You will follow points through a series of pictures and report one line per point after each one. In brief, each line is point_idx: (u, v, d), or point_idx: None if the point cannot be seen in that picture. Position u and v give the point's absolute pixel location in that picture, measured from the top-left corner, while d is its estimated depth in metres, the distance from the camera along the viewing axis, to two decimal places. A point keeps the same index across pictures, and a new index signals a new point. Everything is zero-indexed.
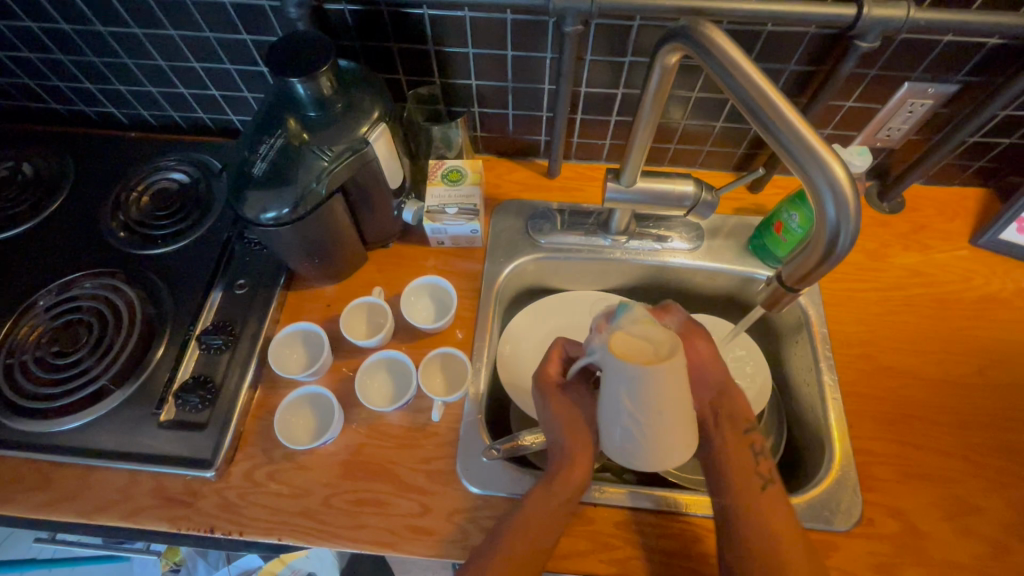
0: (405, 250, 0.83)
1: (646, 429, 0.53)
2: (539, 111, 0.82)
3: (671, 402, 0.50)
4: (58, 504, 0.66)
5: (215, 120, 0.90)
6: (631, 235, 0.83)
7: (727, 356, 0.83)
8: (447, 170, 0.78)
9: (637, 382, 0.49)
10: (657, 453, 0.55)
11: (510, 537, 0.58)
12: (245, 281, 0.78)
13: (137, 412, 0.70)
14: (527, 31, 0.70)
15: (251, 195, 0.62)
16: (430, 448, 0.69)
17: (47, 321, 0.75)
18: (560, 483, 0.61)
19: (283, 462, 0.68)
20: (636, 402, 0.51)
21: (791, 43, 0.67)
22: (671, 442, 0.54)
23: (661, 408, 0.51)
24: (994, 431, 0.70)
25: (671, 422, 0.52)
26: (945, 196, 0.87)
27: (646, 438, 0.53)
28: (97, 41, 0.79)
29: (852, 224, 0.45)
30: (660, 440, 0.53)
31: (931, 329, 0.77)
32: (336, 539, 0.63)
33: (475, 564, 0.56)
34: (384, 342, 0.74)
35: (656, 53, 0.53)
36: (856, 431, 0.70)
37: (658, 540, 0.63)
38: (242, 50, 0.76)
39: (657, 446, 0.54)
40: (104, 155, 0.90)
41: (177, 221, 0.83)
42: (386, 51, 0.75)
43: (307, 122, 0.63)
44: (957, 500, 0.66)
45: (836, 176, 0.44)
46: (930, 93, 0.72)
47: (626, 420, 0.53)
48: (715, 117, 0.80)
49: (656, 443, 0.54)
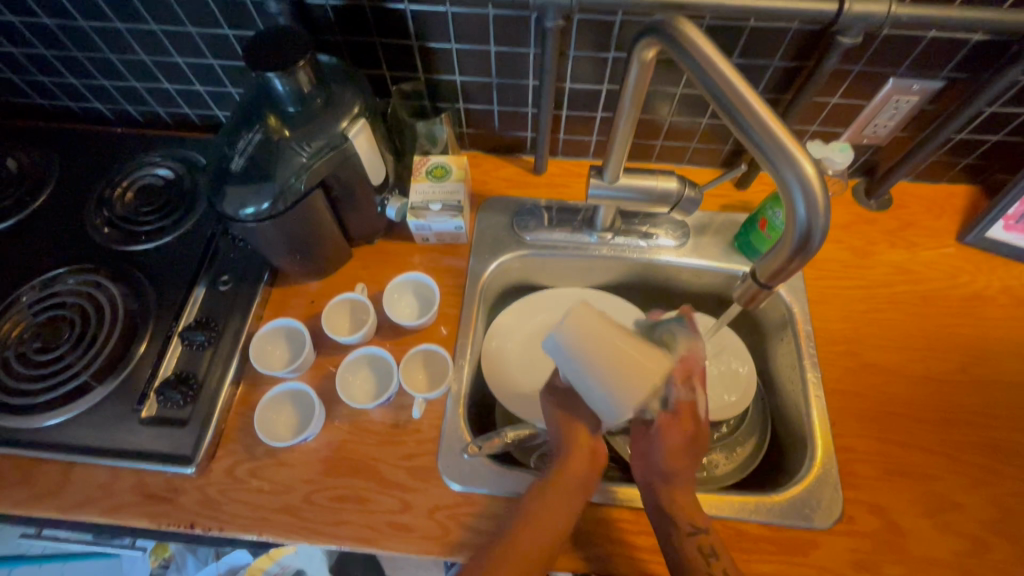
0: (390, 246, 0.82)
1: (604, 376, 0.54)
2: (525, 107, 0.82)
3: (603, 339, 0.54)
4: (39, 500, 0.66)
5: (200, 115, 0.90)
6: (617, 232, 0.83)
7: (712, 354, 0.83)
8: (432, 166, 0.78)
9: (558, 341, 0.55)
10: (636, 389, 0.54)
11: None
12: (229, 277, 0.78)
13: (118, 409, 0.70)
14: (510, 26, 0.70)
15: (230, 191, 0.61)
16: (412, 444, 0.69)
17: (30, 316, 0.75)
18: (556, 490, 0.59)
19: (264, 458, 0.68)
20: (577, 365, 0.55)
21: (775, 39, 0.67)
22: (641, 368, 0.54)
23: (597, 352, 0.54)
24: (976, 428, 0.70)
25: (618, 359, 0.54)
26: (933, 193, 0.86)
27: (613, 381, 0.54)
28: (79, 36, 0.78)
29: (822, 221, 0.45)
30: (625, 374, 0.53)
31: (915, 327, 0.77)
32: (317, 535, 0.63)
33: None
34: (367, 338, 0.74)
35: (632, 48, 0.53)
36: (838, 428, 0.70)
37: (636, 537, 0.63)
38: (224, 45, 0.76)
39: (627, 381, 0.54)
40: (89, 150, 0.90)
41: (162, 217, 0.83)
42: (369, 46, 0.75)
43: (287, 117, 0.63)
44: (938, 497, 0.66)
45: (806, 173, 0.44)
46: (916, 90, 0.71)
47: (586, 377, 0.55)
48: (701, 113, 0.79)
49: (626, 385, 0.54)
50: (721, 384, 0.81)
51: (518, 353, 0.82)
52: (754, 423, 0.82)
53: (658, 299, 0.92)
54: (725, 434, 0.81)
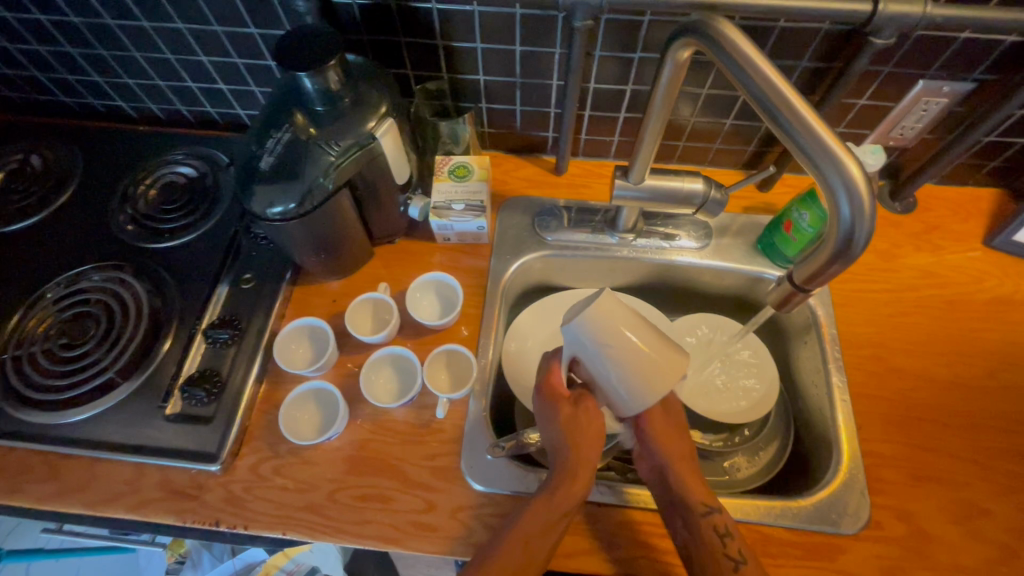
0: (412, 246, 0.82)
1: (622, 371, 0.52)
2: (547, 107, 0.82)
3: (625, 327, 0.52)
4: (64, 496, 0.66)
5: (222, 114, 0.90)
6: (639, 233, 0.82)
7: (734, 357, 0.83)
8: (454, 166, 0.78)
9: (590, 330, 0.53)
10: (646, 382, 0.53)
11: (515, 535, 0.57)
12: (252, 275, 0.78)
13: (143, 406, 0.70)
14: (536, 25, 0.70)
15: (259, 189, 0.62)
16: (434, 444, 0.68)
17: (56, 313, 0.76)
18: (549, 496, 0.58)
19: (287, 456, 0.68)
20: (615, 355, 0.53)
21: (804, 40, 0.66)
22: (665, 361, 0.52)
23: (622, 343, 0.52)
24: (1004, 434, 0.69)
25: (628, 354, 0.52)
26: (958, 196, 0.85)
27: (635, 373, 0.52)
28: (105, 34, 0.79)
29: (868, 221, 0.45)
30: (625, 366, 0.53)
31: (941, 331, 0.76)
32: (340, 534, 0.63)
33: (479, 562, 0.56)
34: (389, 338, 0.74)
35: (667, 48, 0.52)
36: (864, 432, 0.69)
37: (660, 540, 0.63)
38: (249, 44, 0.76)
39: (653, 376, 0.52)
40: (113, 148, 0.91)
41: (185, 215, 0.83)
42: (394, 45, 0.75)
43: (315, 116, 0.63)
44: (966, 504, 0.65)
45: (850, 175, 0.44)
46: (945, 91, 0.71)
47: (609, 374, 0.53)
48: (725, 114, 0.79)
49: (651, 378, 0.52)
50: (743, 386, 0.81)
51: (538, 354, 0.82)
52: (777, 425, 0.81)
53: (678, 301, 0.92)
54: (746, 438, 0.80)
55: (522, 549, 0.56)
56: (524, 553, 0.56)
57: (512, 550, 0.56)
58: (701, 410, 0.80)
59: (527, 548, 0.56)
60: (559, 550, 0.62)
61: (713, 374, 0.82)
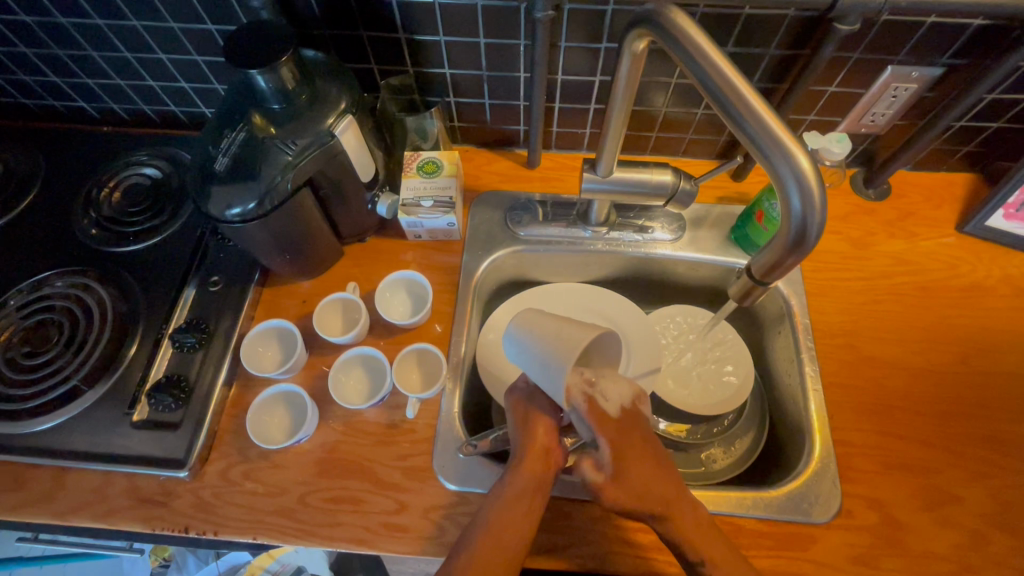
0: (383, 244, 0.81)
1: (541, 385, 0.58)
2: (516, 100, 0.80)
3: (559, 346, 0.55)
4: (31, 506, 0.66)
5: (187, 113, 0.89)
6: (612, 226, 0.82)
7: (709, 348, 0.83)
8: (423, 162, 0.77)
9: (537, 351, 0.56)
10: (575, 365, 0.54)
11: (482, 536, 0.56)
12: (219, 277, 0.77)
13: (109, 413, 0.69)
14: (500, 16, 0.68)
15: (215, 191, 0.60)
16: (406, 444, 0.68)
17: (18, 320, 0.74)
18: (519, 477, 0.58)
19: (258, 461, 0.68)
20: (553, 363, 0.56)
21: (771, 26, 0.65)
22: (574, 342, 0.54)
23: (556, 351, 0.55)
24: (975, 420, 0.69)
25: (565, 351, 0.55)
26: (932, 182, 0.85)
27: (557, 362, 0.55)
28: (59, 33, 0.77)
29: (818, 214, 0.44)
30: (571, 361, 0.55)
31: (915, 318, 0.76)
32: (312, 537, 0.63)
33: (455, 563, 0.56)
34: (359, 338, 0.73)
35: (623, 39, 0.51)
36: (837, 422, 0.69)
37: (634, 534, 0.63)
38: (208, 40, 0.74)
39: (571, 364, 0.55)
40: (76, 150, 0.89)
41: (151, 217, 0.81)
42: (356, 39, 0.73)
43: (272, 115, 0.62)
44: (937, 491, 0.65)
45: (802, 168, 0.43)
46: (914, 77, 0.70)
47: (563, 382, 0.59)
48: (696, 104, 0.78)
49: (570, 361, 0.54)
50: (718, 377, 0.81)
51: None
52: (753, 416, 0.82)
53: (655, 293, 0.91)
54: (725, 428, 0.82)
55: (487, 549, 0.55)
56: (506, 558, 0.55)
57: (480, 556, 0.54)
58: (678, 402, 0.79)
59: (493, 545, 0.55)
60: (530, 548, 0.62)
61: (689, 366, 0.82)
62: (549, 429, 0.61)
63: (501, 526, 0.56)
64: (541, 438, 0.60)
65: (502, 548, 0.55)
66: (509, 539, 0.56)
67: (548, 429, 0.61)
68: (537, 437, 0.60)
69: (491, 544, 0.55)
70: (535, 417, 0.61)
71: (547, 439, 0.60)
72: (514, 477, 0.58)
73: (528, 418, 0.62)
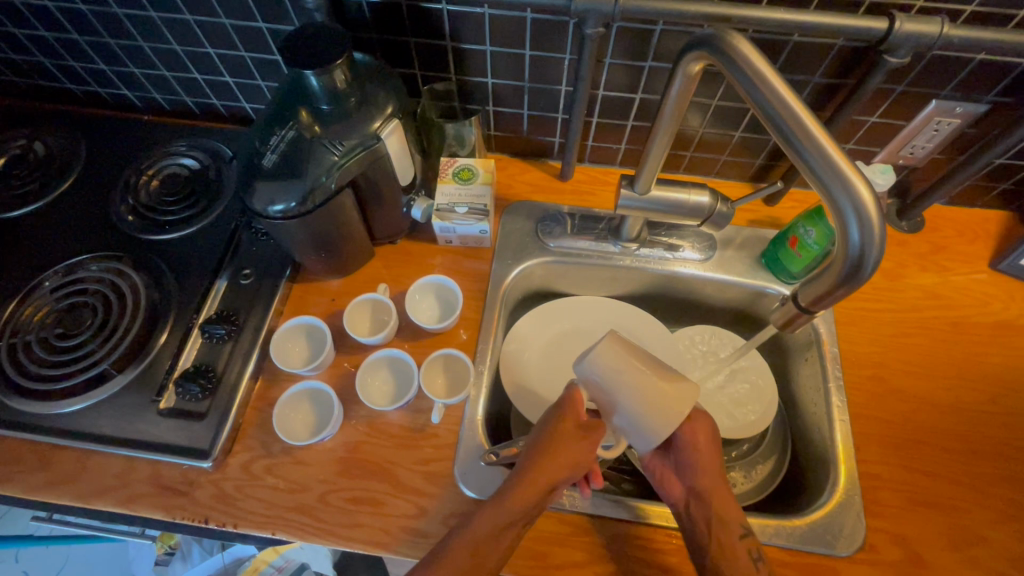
0: (414, 247, 0.82)
1: (630, 378, 0.55)
2: (555, 113, 0.81)
3: (641, 400, 0.55)
4: (55, 487, 0.66)
5: (228, 107, 0.90)
6: (642, 243, 0.82)
7: (733, 370, 0.82)
8: (459, 169, 0.77)
9: (616, 394, 0.56)
10: (658, 419, 0.55)
11: (464, 543, 0.56)
12: (251, 270, 0.77)
13: (136, 399, 0.69)
14: (548, 30, 0.69)
15: (261, 186, 0.61)
16: (429, 449, 0.68)
17: (52, 302, 0.75)
18: (521, 493, 0.57)
19: (280, 456, 0.68)
20: (630, 408, 0.55)
21: (817, 55, 0.65)
22: (661, 401, 0.55)
23: (637, 401, 0.55)
24: (1004, 460, 0.68)
25: (652, 401, 0.55)
26: (966, 217, 0.85)
27: (640, 412, 0.55)
28: (113, 23, 0.78)
29: (877, 246, 0.44)
30: (655, 414, 0.55)
31: (944, 354, 0.75)
32: (330, 537, 0.63)
33: (447, 547, 0.57)
34: (386, 340, 0.74)
35: (678, 60, 0.52)
36: (862, 453, 0.68)
37: (654, 554, 0.63)
38: (257, 38, 0.76)
39: (656, 411, 0.55)
40: (117, 137, 0.90)
41: (187, 207, 0.82)
42: (403, 44, 0.74)
43: (319, 114, 0.62)
44: (963, 530, 0.64)
45: (861, 198, 0.43)
46: (958, 112, 0.70)
47: (605, 398, 0.57)
48: (734, 127, 0.78)
49: (652, 415, 0.55)
50: (741, 402, 0.80)
51: (537, 361, 0.81)
52: (774, 442, 0.81)
53: (678, 312, 0.91)
54: (745, 452, 0.81)
55: (469, 555, 0.55)
56: (480, 550, 0.56)
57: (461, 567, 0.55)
58: None
59: (476, 559, 0.56)
60: (548, 562, 0.62)
61: (711, 389, 0.82)
62: (572, 461, 0.59)
63: (487, 537, 0.56)
64: (559, 468, 0.58)
65: (483, 562, 0.56)
66: (492, 554, 0.56)
67: (577, 462, 0.59)
68: (552, 466, 0.58)
69: (481, 547, 0.56)
70: (571, 444, 0.59)
71: (559, 472, 0.58)
72: (508, 498, 0.58)
73: (558, 441, 0.59)
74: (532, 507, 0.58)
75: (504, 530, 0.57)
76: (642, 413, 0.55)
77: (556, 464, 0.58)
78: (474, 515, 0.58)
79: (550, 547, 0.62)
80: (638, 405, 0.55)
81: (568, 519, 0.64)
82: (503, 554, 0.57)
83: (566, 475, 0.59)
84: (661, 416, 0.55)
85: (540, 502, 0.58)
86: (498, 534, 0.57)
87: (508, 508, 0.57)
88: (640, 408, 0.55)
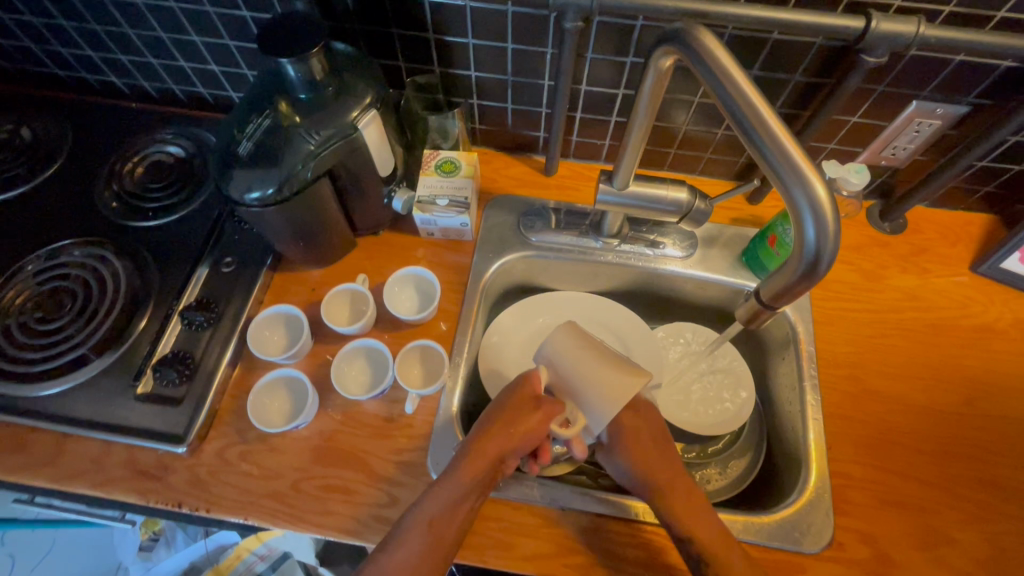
0: (396, 239, 0.82)
1: (581, 352, 0.62)
2: (539, 106, 0.81)
3: (592, 373, 0.60)
4: (31, 469, 0.67)
5: (214, 95, 0.90)
6: (624, 239, 0.82)
7: (711, 368, 0.83)
8: (441, 161, 0.78)
9: (569, 368, 0.62)
10: (609, 391, 0.59)
11: (424, 520, 0.56)
12: (233, 258, 0.78)
13: (114, 384, 0.70)
14: (529, 24, 0.69)
15: (237, 174, 0.61)
16: (403, 439, 0.68)
17: (34, 285, 0.76)
18: (472, 465, 0.58)
19: (255, 443, 0.68)
20: (583, 381, 0.61)
21: (797, 52, 0.65)
22: (611, 373, 0.60)
23: (588, 373, 0.60)
24: (976, 462, 0.68)
25: (602, 373, 0.60)
26: (948, 220, 0.85)
27: (592, 383, 0.60)
28: (98, 9, 0.78)
29: (831, 243, 0.44)
30: (605, 384, 0.59)
31: (921, 355, 0.75)
32: (301, 524, 0.63)
33: (404, 526, 0.57)
34: (364, 330, 0.74)
35: (650, 55, 0.52)
36: (834, 452, 0.69)
37: (622, 548, 0.63)
38: (242, 26, 0.76)
39: (607, 381, 0.60)
40: (104, 124, 0.90)
41: (170, 194, 0.83)
42: (386, 36, 0.74)
43: (297, 104, 0.63)
44: (932, 531, 0.64)
45: (817, 196, 0.43)
46: (939, 113, 0.70)
47: (561, 376, 0.62)
48: (717, 124, 0.78)
49: (603, 386, 0.59)
50: (719, 400, 0.81)
51: (516, 355, 0.81)
52: (751, 440, 0.81)
53: (661, 309, 0.91)
54: (721, 449, 0.82)
55: (427, 531, 0.56)
56: (439, 526, 0.56)
57: (421, 544, 0.55)
58: (676, 420, 0.79)
59: (434, 534, 0.56)
60: (516, 552, 0.62)
61: (689, 385, 0.82)
62: (521, 433, 0.61)
63: (444, 513, 0.57)
64: (509, 439, 0.60)
65: (442, 538, 0.56)
66: (447, 529, 0.56)
67: (528, 435, 0.61)
68: (502, 437, 0.60)
69: (437, 523, 0.56)
70: (522, 416, 0.61)
71: (508, 443, 0.60)
72: (460, 471, 0.58)
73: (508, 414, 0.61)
74: (484, 479, 0.59)
75: (459, 504, 0.57)
76: (593, 385, 0.60)
77: (506, 436, 0.60)
78: (431, 491, 0.58)
79: (519, 538, 0.63)
80: (590, 376, 0.60)
81: (538, 511, 0.64)
82: (459, 530, 0.57)
83: (516, 447, 0.60)
84: (612, 386, 0.59)
85: (491, 475, 0.59)
86: (454, 509, 0.57)
87: (461, 481, 0.58)
88: (591, 380, 0.60)
